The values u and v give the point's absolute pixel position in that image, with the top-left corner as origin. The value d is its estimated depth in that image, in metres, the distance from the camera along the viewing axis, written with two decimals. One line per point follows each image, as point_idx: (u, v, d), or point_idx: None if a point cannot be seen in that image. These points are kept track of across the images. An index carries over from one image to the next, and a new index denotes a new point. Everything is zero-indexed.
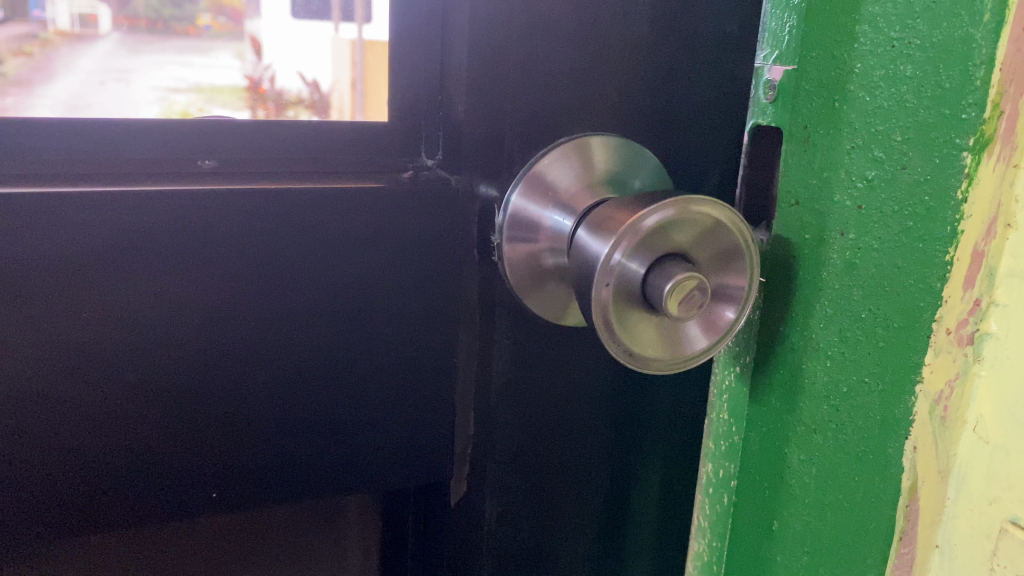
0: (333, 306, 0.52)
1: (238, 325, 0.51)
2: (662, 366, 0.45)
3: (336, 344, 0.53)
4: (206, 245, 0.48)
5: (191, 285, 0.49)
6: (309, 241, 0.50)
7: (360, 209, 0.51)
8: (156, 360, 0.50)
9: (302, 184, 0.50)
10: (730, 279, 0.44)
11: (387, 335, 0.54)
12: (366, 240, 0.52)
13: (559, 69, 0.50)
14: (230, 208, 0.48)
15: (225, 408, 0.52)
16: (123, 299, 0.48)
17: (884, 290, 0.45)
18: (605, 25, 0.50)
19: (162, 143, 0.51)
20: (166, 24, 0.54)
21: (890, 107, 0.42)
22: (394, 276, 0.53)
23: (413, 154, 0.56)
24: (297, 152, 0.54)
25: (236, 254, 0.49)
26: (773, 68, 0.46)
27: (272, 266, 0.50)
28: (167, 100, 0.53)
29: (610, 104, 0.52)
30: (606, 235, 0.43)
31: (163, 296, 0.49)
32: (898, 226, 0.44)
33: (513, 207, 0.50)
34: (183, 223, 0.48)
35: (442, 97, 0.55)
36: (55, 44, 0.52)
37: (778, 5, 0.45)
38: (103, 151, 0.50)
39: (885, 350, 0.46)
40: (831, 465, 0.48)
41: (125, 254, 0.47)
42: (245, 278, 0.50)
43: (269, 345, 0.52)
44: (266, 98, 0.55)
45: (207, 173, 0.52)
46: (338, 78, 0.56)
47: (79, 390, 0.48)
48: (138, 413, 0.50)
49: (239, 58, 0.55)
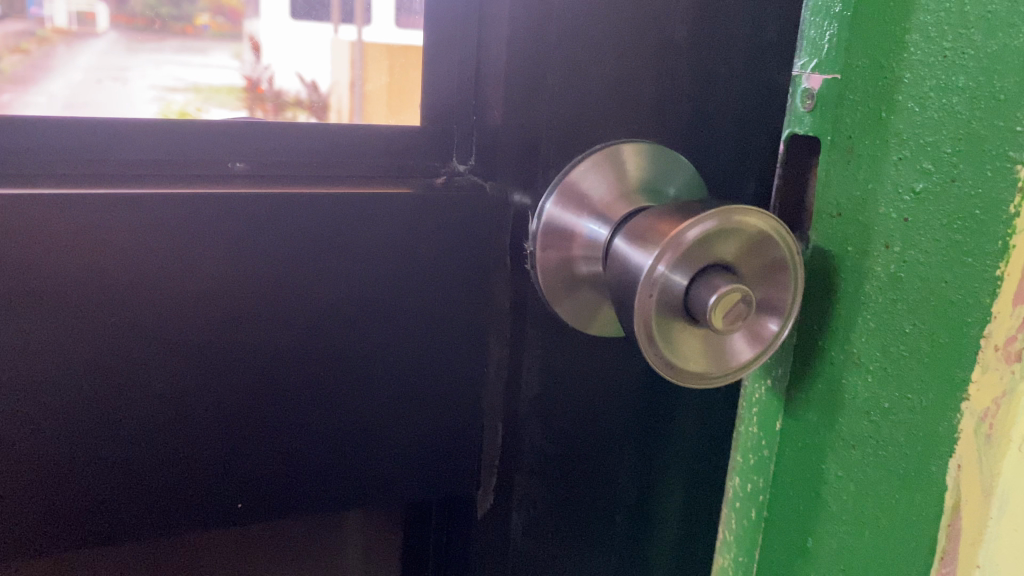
0: (360, 313, 0.51)
1: (263, 330, 0.49)
2: (706, 379, 0.44)
3: (360, 352, 0.52)
4: (233, 248, 0.47)
5: (214, 289, 0.48)
6: (338, 247, 0.49)
7: (387, 215, 0.50)
8: (177, 367, 0.48)
9: (331, 189, 0.49)
10: (775, 290, 0.43)
11: (411, 344, 0.53)
12: (393, 247, 0.50)
13: (595, 75, 0.50)
14: (259, 210, 0.47)
15: (246, 416, 0.51)
16: (143, 305, 0.47)
17: (930, 303, 0.44)
18: (643, 31, 0.50)
19: (172, 142, 0.49)
20: (164, 24, 0.54)
21: (941, 118, 0.42)
22: (420, 282, 0.52)
23: (445, 160, 0.55)
24: (321, 154, 0.53)
25: (264, 259, 0.48)
26: (811, 77, 0.48)
27: (300, 271, 0.49)
28: (161, 95, 0.52)
29: (646, 111, 0.52)
30: (649, 248, 0.42)
31: (183, 301, 0.47)
32: (946, 240, 0.43)
33: (547, 215, 0.50)
34: (209, 225, 0.46)
35: (477, 101, 0.53)
36: (53, 42, 0.52)
37: (817, 14, 0.48)
38: (112, 148, 0.49)
39: (929, 366, 0.45)
40: (871, 481, 0.47)
41: (145, 258, 0.46)
42: (273, 284, 0.49)
43: (294, 351, 0.51)
44: (265, 98, 0.55)
45: (239, 175, 0.51)
46: (338, 79, 0.57)
47: (88, 402, 0.47)
48: (150, 424, 0.49)
49: (235, 58, 0.55)
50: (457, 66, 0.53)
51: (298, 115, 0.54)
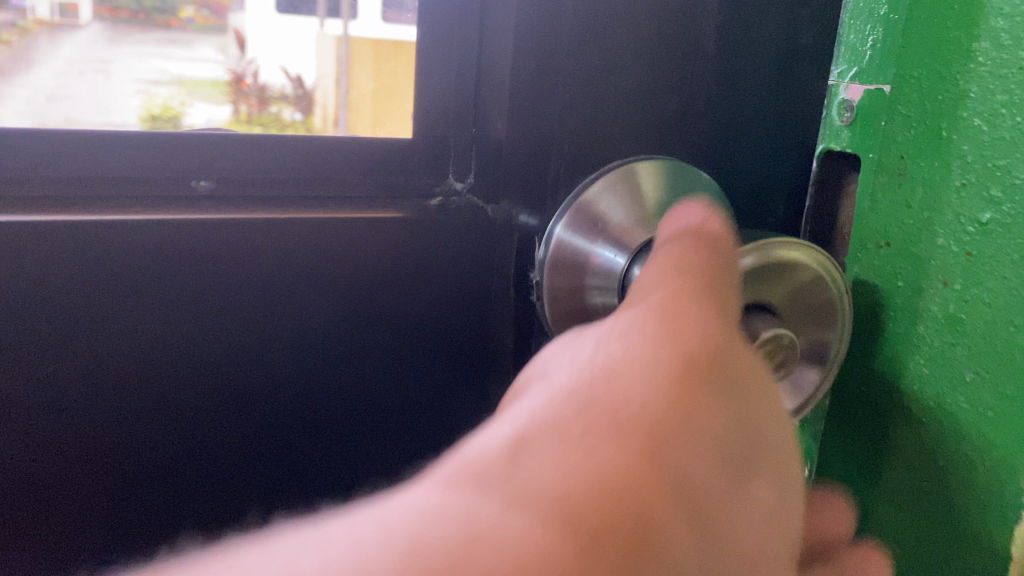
0: (402, 359, 0.46)
1: (266, 378, 0.43)
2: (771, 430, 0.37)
3: (366, 399, 0.46)
4: (213, 287, 0.40)
5: (205, 331, 0.41)
6: (319, 280, 0.42)
7: (382, 243, 0.43)
8: (171, 423, 0.41)
9: (312, 210, 0.42)
10: (820, 331, 0.38)
11: (411, 386, 0.47)
12: (388, 277, 0.44)
13: (611, 82, 0.45)
14: (239, 241, 0.40)
15: (243, 475, 0.44)
16: (119, 346, 0.39)
17: (995, 350, 0.37)
18: (664, 35, 0.45)
19: (148, 157, 0.43)
20: (147, 15, 0.45)
21: (1014, 139, 0.35)
22: (422, 317, 0.46)
23: (440, 177, 0.49)
24: (301, 171, 0.46)
25: (239, 295, 0.41)
26: (851, 87, 0.45)
27: (281, 306, 0.42)
28: (148, 87, 0.45)
29: (665, 125, 0.47)
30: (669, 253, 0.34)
31: (171, 344, 0.40)
32: (1017, 278, 0.36)
33: (555, 241, 0.45)
34: (181, 259, 0.39)
35: (478, 108, 0.49)
36: (34, 35, 0.44)
37: (857, 17, 0.44)
38: (83, 162, 0.41)
39: (995, 424, 0.37)
40: (924, 551, 0.41)
41: (107, 297, 0.38)
42: (252, 322, 0.42)
43: (298, 401, 0.44)
44: (249, 93, 0.48)
45: (204, 197, 0.44)
46: (322, 73, 0.49)
47: (127, 472, 0.41)
48: (191, 498, 0.43)
49: (220, 51, 0.48)
50: (456, 70, 0.48)
51: (283, 112, 0.48)
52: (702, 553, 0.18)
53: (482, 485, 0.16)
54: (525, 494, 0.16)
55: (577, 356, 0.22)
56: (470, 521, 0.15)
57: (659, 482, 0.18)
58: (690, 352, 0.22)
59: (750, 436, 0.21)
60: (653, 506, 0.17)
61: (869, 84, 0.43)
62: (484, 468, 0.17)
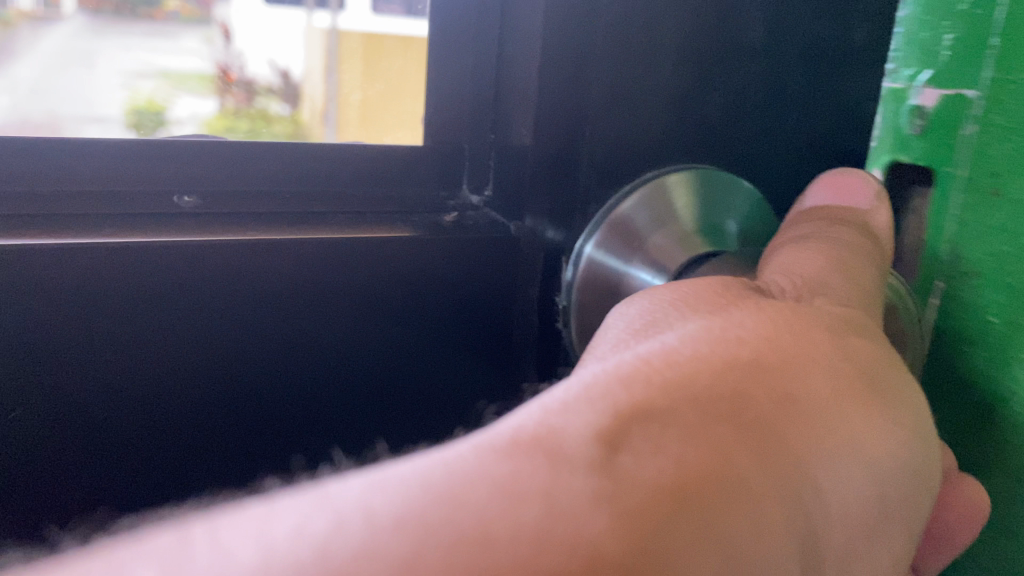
0: (449, 383, 0.41)
1: (317, 377, 0.37)
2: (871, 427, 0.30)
3: (408, 414, 0.40)
4: (225, 315, 0.34)
5: (240, 333, 0.35)
6: (329, 310, 0.36)
7: (403, 266, 0.37)
8: (214, 401, 0.35)
9: (315, 227, 0.37)
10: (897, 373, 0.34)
11: (447, 408, 0.41)
12: (406, 304, 0.38)
13: (652, 84, 0.40)
14: (235, 266, 0.34)
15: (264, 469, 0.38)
16: (139, 342, 0.33)
17: None
18: (711, 33, 0.40)
19: (137, 166, 0.38)
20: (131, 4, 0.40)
21: None
22: (451, 341, 0.40)
23: (453, 189, 0.45)
24: (302, 184, 0.42)
25: (242, 321, 0.34)
26: (925, 93, 0.40)
27: (292, 336, 0.36)
28: (131, 84, 0.39)
29: (706, 134, 0.42)
30: (809, 254, 0.29)
31: (213, 332, 0.34)
32: None
33: (585, 261, 0.41)
34: (173, 292, 0.33)
35: (498, 115, 0.44)
36: (11, 28, 0.38)
37: (932, 13, 0.40)
38: (65, 171, 0.36)
39: None
40: None
41: (94, 331, 0.32)
42: (263, 350, 0.35)
43: (349, 406, 0.39)
44: (237, 88, 0.42)
45: (187, 212, 0.38)
46: (314, 66, 0.44)
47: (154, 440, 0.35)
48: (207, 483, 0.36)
49: (206, 43, 0.41)
50: (472, 71, 0.43)
51: (271, 106, 0.43)
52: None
53: (565, 464, 0.18)
54: (617, 500, 0.18)
55: (689, 321, 0.24)
56: (579, 492, 0.17)
57: (758, 505, 0.19)
58: (840, 376, 0.23)
59: (885, 489, 0.22)
60: (729, 532, 0.18)
61: (946, 89, 0.39)
62: (577, 454, 0.18)
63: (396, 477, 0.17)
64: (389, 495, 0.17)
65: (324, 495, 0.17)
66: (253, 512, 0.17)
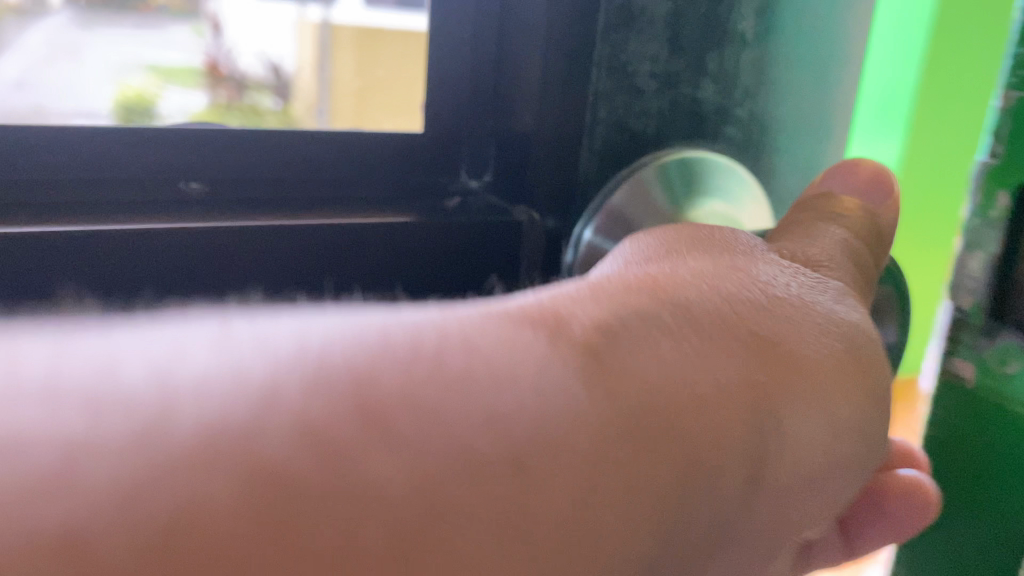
0: None
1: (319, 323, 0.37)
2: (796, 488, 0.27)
3: None
4: (229, 270, 0.35)
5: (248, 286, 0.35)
6: (332, 284, 0.37)
7: (403, 244, 0.38)
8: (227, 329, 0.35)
9: (320, 210, 0.38)
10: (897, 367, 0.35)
11: None
12: (407, 279, 0.38)
13: (643, 73, 0.41)
14: (237, 246, 0.34)
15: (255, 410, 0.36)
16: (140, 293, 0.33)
17: None
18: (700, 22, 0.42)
19: (140, 154, 0.39)
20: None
21: None
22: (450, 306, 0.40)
23: (453, 173, 0.45)
24: (305, 169, 0.42)
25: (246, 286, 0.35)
26: None
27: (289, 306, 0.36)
28: (120, 76, 0.40)
29: (695, 120, 0.44)
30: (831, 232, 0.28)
31: (227, 277, 0.35)
32: None
33: (586, 246, 0.40)
34: (189, 258, 0.34)
35: (498, 101, 0.45)
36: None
37: None
38: (70, 161, 0.38)
39: None
40: None
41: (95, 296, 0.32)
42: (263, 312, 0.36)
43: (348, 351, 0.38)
44: (228, 81, 0.42)
45: (195, 196, 0.39)
46: (304, 60, 0.43)
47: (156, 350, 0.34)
48: None
49: (194, 37, 0.41)
50: (470, 58, 0.43)
51: (263, 100, 0.43)
52: (713, 522, 0.18)
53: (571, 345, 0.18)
54: (608, 387, 0.17)
55: (701, 258, 0.24)
56: (569, 375, 0.17)
57: (728, 427, 0.18)
58: (842, 339, 0.22)
59: (843, 468, 0.21)
60: (692, 432, 0.18)
61: None
62: (577, 332, 0.19)
63: (409, 322, 0.17)
64: (396, 324, 0.17)
65: (303, 334, 0.15)
66: (282, 321, 0.16)
